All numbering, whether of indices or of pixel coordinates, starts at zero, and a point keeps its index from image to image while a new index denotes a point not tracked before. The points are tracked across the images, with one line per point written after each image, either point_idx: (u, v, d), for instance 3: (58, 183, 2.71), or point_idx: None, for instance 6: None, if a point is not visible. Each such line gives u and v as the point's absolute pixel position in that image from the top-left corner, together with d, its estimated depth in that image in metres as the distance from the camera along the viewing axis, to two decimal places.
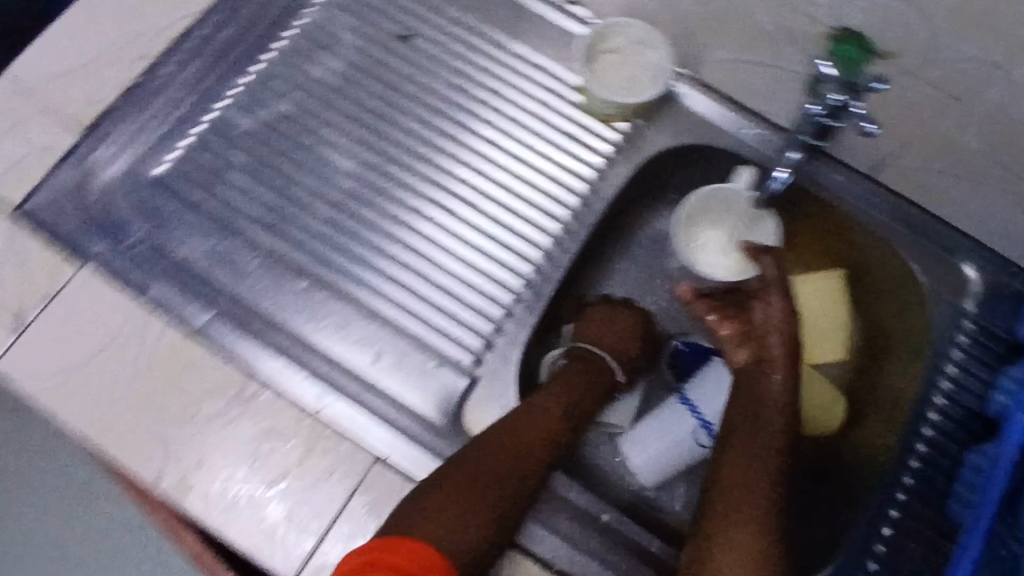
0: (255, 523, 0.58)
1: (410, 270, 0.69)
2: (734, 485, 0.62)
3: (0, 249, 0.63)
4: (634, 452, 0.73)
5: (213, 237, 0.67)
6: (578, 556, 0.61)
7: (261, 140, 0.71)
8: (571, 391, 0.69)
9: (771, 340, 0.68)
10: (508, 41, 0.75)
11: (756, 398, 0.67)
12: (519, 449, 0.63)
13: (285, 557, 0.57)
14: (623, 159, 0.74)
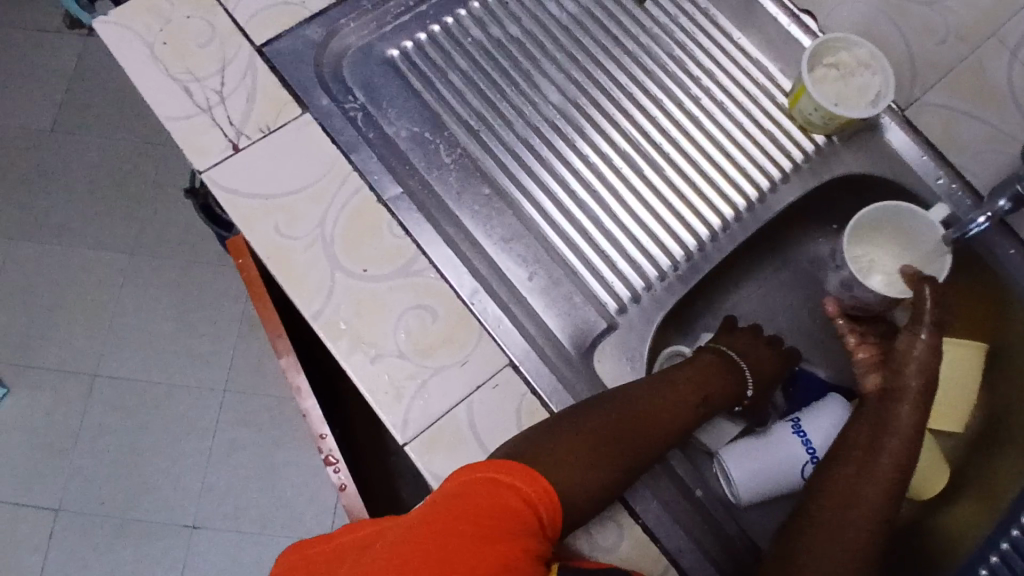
0: (388, 383, 0.63)
1: (587, 213, 0.73)
2: (834, 500, 0.62)
3: (241, 75, 0.71)
4: (737, 464, 0.71)
5: (421, 126, 0.74)
6: (673, 525, 0.62)
7: (485, 52, 0.77)
8: (710, 378, 0.70)
9: (907, 369, 0.67)
10: (733, 31, 0.80)
11: (879, 420, 0.66)
12: (658, 410, 0.64)
13: (405, 420, 0.62)
14: (810, 170, 0.76)
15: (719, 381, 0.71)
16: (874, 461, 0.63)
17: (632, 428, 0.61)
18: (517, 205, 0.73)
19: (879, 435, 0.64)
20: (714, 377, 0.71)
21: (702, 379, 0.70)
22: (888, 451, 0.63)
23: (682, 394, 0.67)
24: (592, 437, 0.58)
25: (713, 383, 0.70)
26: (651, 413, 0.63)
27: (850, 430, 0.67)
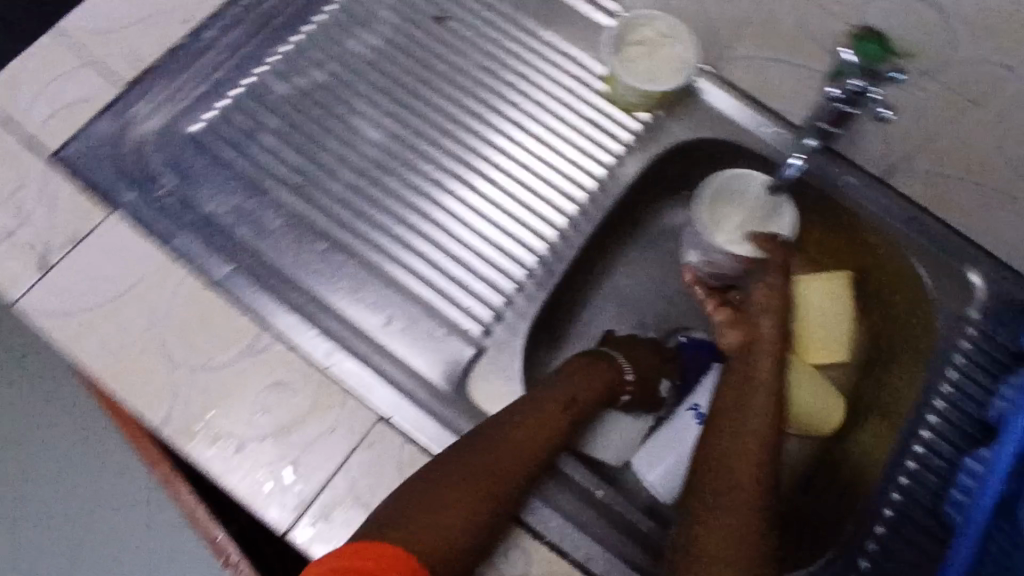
0: (256, 474, 0.59)
1: (431, 244, 0.71)
2: (719, 461, 0.62)
3: (35, 190, 0.65)
4: (650, 470, 0.72)
5: (242, 197, 0.70)
6: (579, 537, 0.60)
7: (294, 105, 0.74)
8: (586, 389, 0.68)
9: (761, 323, 0.70)
10: (539, 30, 0.79)
11: (745, 377, 0.67)
12: (535, 428, 0.61)
13: (282, 507, 0.58)
14: (641, 149, 0.77)
15: (602, 383, 0.69)
16: (747, 421, 0.63)
17: (509, 453, 0.58)
18: (356, 253, 0.69)
19: (745, 392, 0.66)
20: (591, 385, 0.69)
21: (580, 386, 0.67)
22: (759, 407, 0.64)
23: (558, 407, 0.64)
24: (473, 464, 0.57)
25: (592, 392, 0.68)
26: (528, 433, 0.60)
27: (719, 392, 0.68)
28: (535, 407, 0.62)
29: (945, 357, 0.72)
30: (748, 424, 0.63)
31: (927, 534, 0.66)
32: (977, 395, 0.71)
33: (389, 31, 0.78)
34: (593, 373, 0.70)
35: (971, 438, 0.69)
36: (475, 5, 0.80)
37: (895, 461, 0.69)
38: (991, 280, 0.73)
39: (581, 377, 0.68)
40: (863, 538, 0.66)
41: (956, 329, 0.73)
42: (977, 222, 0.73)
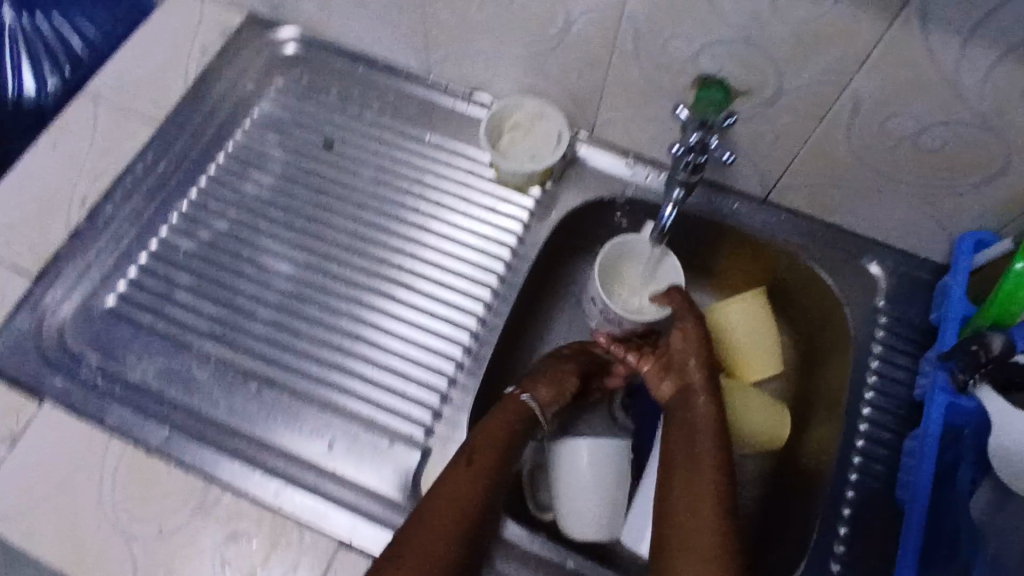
0: None
1: (358, 358, 0.73)
2: (682, 502, 0.62)
3: None
4: (639, 536, 0.70)
5: (169, 357, 0.72)
6: None
7: (203, 258, 0.77)
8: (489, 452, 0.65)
9: (689, 364, 0.72)
10: (421, 134, 0.84)
11: (689, 420, 0.69)
12: (447, 513, 0.60)
13: None
14: (539, 222, 0.81)
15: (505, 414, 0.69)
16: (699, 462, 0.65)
17: (431, 547, 0.57)
18: (287, 383, 0.71)
19: (693, 437, 0.67)
20: (494, 445, 0.65)
21: (485, 453, 0.64)
22: (709, 447, 0.66)
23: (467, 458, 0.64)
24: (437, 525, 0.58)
25: (494, 454, 0.65)
26: (443, 520, 0.59)
27: (666, 441, 0.69)
28: (448, 494, 0.61)
29: (866, 348, 0.76)
30: (699, 463, 0.65)
31: (886, 522, 0.70)
32: (904, 378, 0.75)
33: (282, 166, 0.82)
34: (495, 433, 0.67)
35: (905, 420, 0.73)
36: (357, 126, 0.85)
37: (843, 459, 0.72)
38: (886, 269, 0.78)
39: (484, 438, 0.66)
40: (831, 541, 0.69)
41: (869, 320, 0.77)
42: (866, 221, 0.77)
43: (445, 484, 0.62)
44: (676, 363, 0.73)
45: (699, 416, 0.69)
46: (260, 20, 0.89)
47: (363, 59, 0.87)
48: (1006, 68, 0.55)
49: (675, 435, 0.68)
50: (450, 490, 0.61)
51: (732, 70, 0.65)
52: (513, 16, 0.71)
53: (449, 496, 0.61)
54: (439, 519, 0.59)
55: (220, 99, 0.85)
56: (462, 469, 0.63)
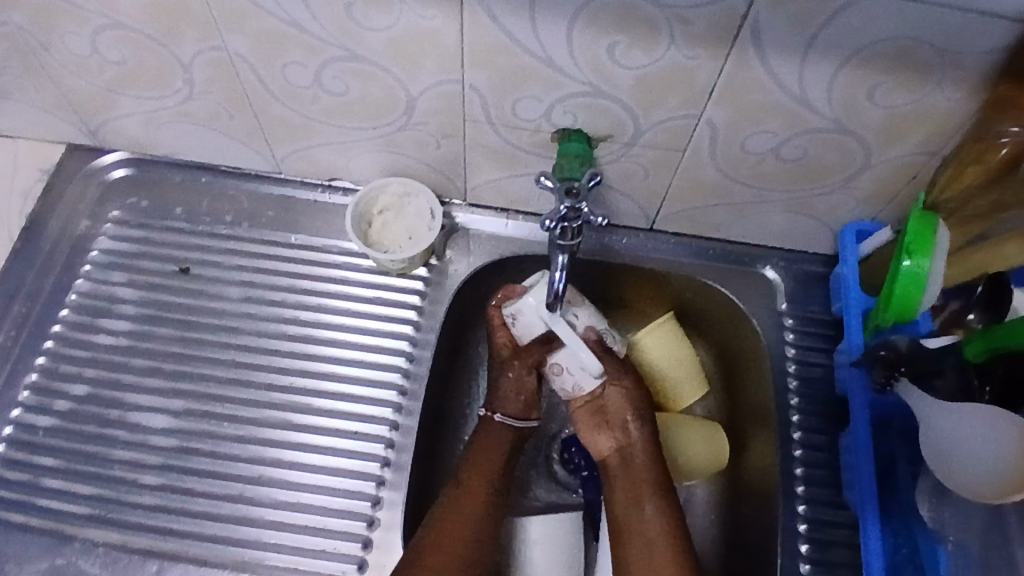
0: None
1: (266, 503, 0.68)
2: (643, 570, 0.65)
3: None
4: None
5: (51, 554, 0.65)
6: None
7: (67, 432, 0.70)
8: (482, 469, 0.69)
9: (631, 426, 0.69)
10: (286, 236, 0.78)
11: (632, 485, 0.68)
12: (444, 551, 0.64)
13: None
14: (433, 303, 0.76)
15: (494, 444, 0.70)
16: (649, 533, 0.66)
17: (454, 552, 0.64)
18: (192, 553, 0.66)
19: (642, 508, 0.67)
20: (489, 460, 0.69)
21: (480, 470, 0.68)
22: (654, 517, 0.66)
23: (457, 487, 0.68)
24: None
25: (492, 466, 0.69)
26: (451, 541, 0.65)
27: (611, 504, 0.69)
28: (450, 518, 0.66)
29: (781, 354, 0.75)
30: (652, 535, 0.66)
31: (840, 529, 0.70)
32: (822, 376, 0.75)
33: (135, 306, 0.75)
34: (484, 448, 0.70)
35: (833, 418, 0.74)
36: (212, 242, 0.78)
37: (787, 473, 0.71)
38: (782, 272, 0.78)
39: (472, 457, 0.69)
40: (796, 561, 0.68)
41: (776, 325, 0.77)
42: (750, 231, 0.76)
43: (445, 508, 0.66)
44: (618, 423, 0.69)
45: (642, 481, 0.68)
46: (80, 148, 0.81)
47: (205, 167, 0.80)
48: (846, 75, 0.55)
49: (622, 503, 0.68)
50: (450, 514, 0.66)
51: (588, 120, 0.64)
52: (353, 104, 0.67)
53: (453, 517, 0.66)
54: (444, 545, 0.64)
55: (53, 245, 0.77)
56: (459, 491, 0.67)
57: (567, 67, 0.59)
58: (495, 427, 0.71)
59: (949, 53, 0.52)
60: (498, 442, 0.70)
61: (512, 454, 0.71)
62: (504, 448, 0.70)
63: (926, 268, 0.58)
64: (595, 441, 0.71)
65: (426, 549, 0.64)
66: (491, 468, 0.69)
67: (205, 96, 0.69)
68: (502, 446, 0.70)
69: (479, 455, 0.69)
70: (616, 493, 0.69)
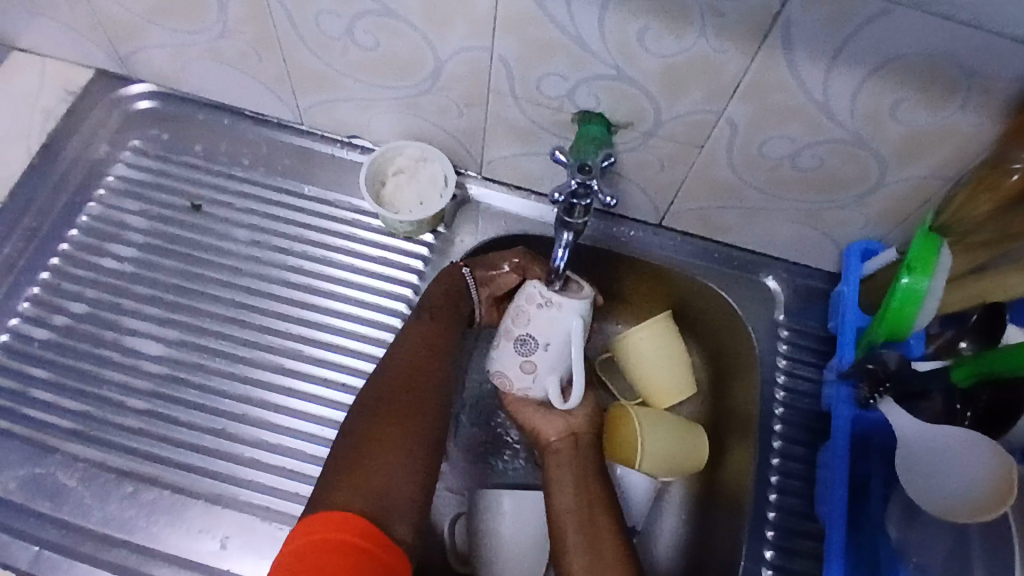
0: None
1: (247, 441, 0.68)
2: (584, 539, 0.64)
3: None
4: None
5: (30, 463, 0.66)
6: None
7: (60, 347, 0.71)
8: (447, 311, 0.71)
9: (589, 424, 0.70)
10: (300, 186, 0.79)
11: (579, 472, 0.67)
12: (421, 372, 0.67)
13: None
14: (435, 269, 0.76)
15: (457, 295, 0.72)
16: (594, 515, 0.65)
17: (429, 369, 0.67)
18: (169, 479, 0.67)
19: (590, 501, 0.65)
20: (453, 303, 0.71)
21: (447, 308, 0.71)
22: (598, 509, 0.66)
23: (425, 325, 0.69)
24: (402, 382, 0.66)
25: (453, 306, 0.71)
26: (411, 408, 0.64)
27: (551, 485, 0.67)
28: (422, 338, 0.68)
29: (771, 362, 0.76)
30: (595, 520, 0.65)
31: (807, 541, 0.70)
32: (809, 389, 0.75)
33: (144, 235, 0.76)
34: (442, 295, 0.71)
35: (815, 432, 0.74)
36: (227, 183, 0.79)
37: (762, 479, 0.72)
38: (783, 283, 0.78)
39: (437, 299, 0.71)
40: (760, 567, 0.69)
41: (771, 333, 0.77)
42: (755, 238, 0.77)
43: (407, 350, 0.68)
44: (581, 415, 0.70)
45: (589, 472, 0.67)
46: (108, 76, 0.82)
47: (228, 109, 0.81)
48: (870, 87, 0.56)
49: (563, 484, 0.67)
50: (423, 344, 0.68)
51: (610, 104, 0.64)
52: (382, 60, 0.67)
53: (420, 363, 0.67)
54: (417, 369, 0.67)
55: (70, 166, 0.78)
56: (426, 324, 0.69)
57: (596, 46, 0.59)
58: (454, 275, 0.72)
59: (973, 78, 0.52)
60: (454, 285, 0.72)
61: (459, 306, 0.72)
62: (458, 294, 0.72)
63: (923, 288, 0.58)
64: (546, 425, 0.70)
65: (408, 369, 0.66)
66: (451, 313, 0.71)
67: (237, 35, 0.70)
68: (454, 294, 0.71)
69: (438, 304, 0.70)
70: (563, 478, 0.67)
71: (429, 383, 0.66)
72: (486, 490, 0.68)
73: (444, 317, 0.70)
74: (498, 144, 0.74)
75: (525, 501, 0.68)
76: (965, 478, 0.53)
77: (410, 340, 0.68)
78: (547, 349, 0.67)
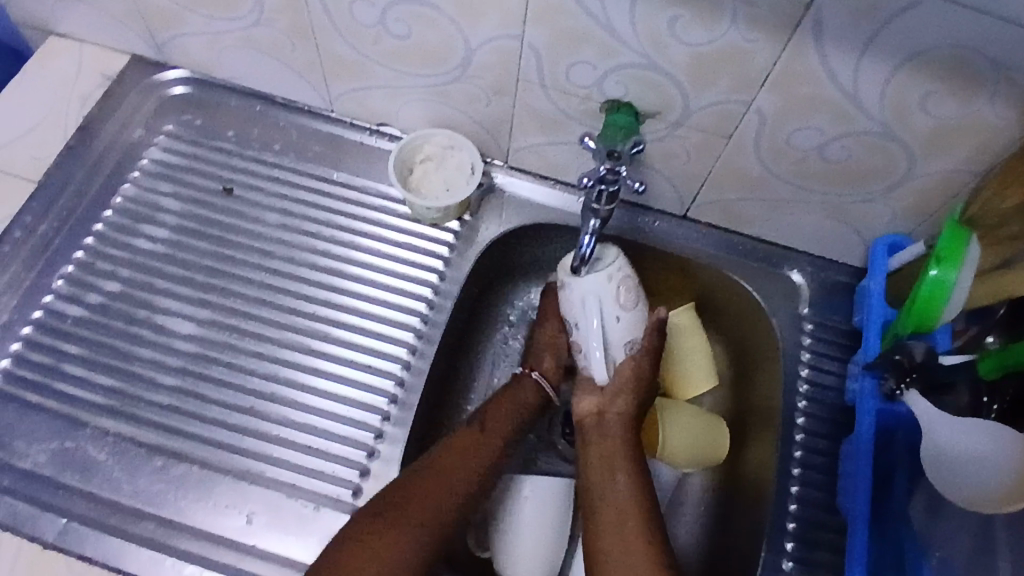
0: None
1: (273, 420, 0.70)
2: (608, 527, 0.63)
3: None
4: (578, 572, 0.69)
5: (63, 436, 0.68)
6: None
7: (93, 325, 0.72)
8: (513, 401, 0.71)
9: (620, 399, 0.68)
10: (329, 172, 0.80)
11: (604, 451, 0.67)
12: (487, 441, 0.68)
13: None
14: (460, 256, 0.77)
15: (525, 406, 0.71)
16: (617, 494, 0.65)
17: (493, 441, 0.68)
18: (198, 455, 0.68)
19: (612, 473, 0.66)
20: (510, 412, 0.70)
21: (522, 392, 0.72)
22: (623, 487, 0.65)
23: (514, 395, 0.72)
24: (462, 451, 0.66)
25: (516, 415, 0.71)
26: (460, 472, 0.65)
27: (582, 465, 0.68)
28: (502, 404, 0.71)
29: (795, 355, 0.76)
30: (619, 501, 0.64)
31: (829, 534, 0.70)
32: (832, 382, 0.75)
33: (176, 217, 0.78)
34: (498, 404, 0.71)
35: (838, 425, 0.74)
36: (257, 168, 0.80)
37: (784, 471, 0.72)
38: (808, 277, 0.78)
39: (495, 411, 0.70)
40: (780, 558, 0.69)
41: (795, 327, 0.77)
42: (781, 231, 0.77)
43: (459, 440, 0.67)
44: (613, 390, 0.68)
45: (616, 449, 0.67)
46: (144, 62, 0.84)
47: (260, 96, 0.82)
48: (901, 78, 0.56)
49: (591, 462, 0.67)
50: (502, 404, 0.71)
51: (638, 93, 0.65)
52: (412, 48, 0.68)
53: (448, 474, 0.64)
54: (484, 436, 0.68)
55: (105, 148, 0.80)
56: (501, 402, 0.71)
57: (626, 34, 0.59)
58: (527, 387, 0.72)
59: (1006, 70, 0.52)
60: (522, 398, 0.72)
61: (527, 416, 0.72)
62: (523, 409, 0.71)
63: (952, 278, 0.58)
64: (579, 401, 0.70)
65: (462, 440, 0.67)
66: (512, 423, 0.70)
67: (271, 22, 0.71)
68: (523, 409, 0.71)
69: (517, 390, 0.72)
70: (591, 456, 0.68)
71: (493, 450, 0.68)
72: (508, 475, 0.68)
73: (532, 388, 0.72)
74: (525, 134, 0.75)
75: (544, 487, 0.68)
76: (993, 464, 0.53)
77: (466, 433, 0.68)
78: (577, 328, 0.70)
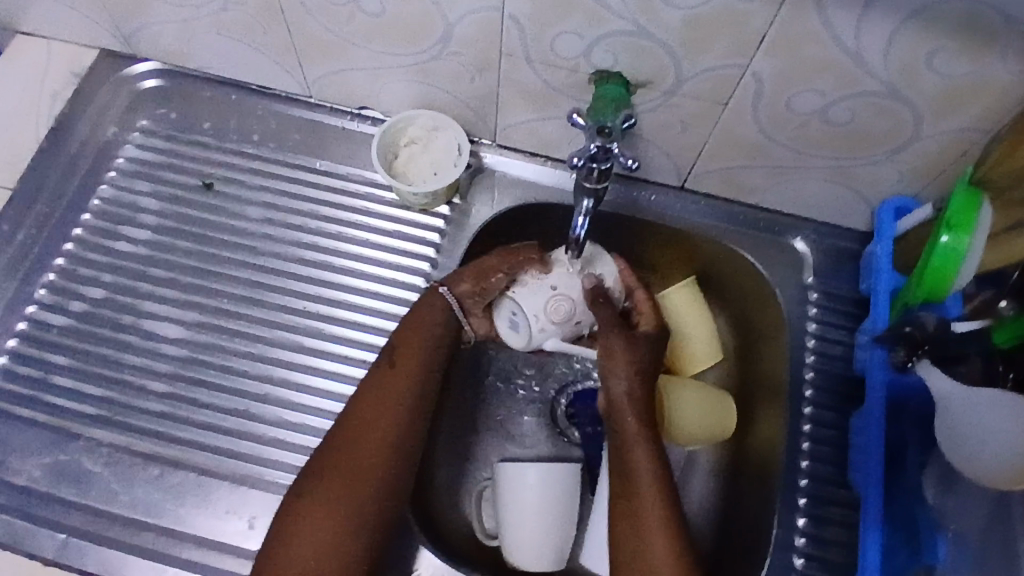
0: None
1: (268, 421, 0.68)
2: (624, 512, 0.61)
3: None
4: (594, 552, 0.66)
5: (55, 449, 0.66)
6: None
7: (79, 334, 0.70)
8: (422, 332, 0.66)
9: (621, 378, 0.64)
10: (312, 161, 0.77)
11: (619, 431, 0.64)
12: (392, 385, 0.63)
13: None
14: (452, 241, 0.75)
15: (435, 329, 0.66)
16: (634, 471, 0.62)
17: (400, 383, 0.64)
18: (196, 461, 0.67)
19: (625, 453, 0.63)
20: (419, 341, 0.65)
21: (423, 316, 0.67)
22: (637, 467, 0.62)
23: (414, 330, 0.66)
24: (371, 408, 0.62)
25: (427, 343, 0.66)
26: (372, 432, 0.61)
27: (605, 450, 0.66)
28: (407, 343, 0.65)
29: (800, 327, 0.74)
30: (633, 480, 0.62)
31: (841, 509, 0.69)
32: (840, 353, 0.73)
33: (156, 217, 0.75)
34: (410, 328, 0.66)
35: (847, 397, 0.72)
36: (237, 161, 0.77)
37: (794, 447, 0.71)
38: (813, 245, 0.76)
39: (404, 338, 0.65)
40: (791, 534, 0.68)
41: (799, 297, 0.75)
42: (781, 198, 0.74)
43: (365, 395, 0.63)
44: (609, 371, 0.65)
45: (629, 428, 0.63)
46: (113, 55, 0.80)
47: (236, 84, 0.79)
48: (909, 34, 0.52)
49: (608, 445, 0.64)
50: (404, 342, 0.65)
51: (629, 62, 0.62)
52: (389, 26, 0.65)
53: (368, 426, 0.62)
54: (394, 380, 0.64)
55: (79, 148, 0.77)
56: (402, 337, 0.66)
57: (614, 2, 0.56)
58: (436, 305, 0.67)
59: (1018, 23, 0.49)
60: (433, 322, 0.66)
61: (440, 344, 0.66)
62: (432, 338, 0.66)
63: (963, 246, 0.56)
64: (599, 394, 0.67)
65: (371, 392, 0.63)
66: (422, 348, 0.65)
67: (239, 7, 0.67)
68: (435, 334, 0.66)
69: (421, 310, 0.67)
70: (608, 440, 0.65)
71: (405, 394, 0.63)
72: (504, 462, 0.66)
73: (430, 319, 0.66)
74: (513, 111, 0.72)
75: (546, 472, 0.66)
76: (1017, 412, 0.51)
77: (372, 383, 0.64)
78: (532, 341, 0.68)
